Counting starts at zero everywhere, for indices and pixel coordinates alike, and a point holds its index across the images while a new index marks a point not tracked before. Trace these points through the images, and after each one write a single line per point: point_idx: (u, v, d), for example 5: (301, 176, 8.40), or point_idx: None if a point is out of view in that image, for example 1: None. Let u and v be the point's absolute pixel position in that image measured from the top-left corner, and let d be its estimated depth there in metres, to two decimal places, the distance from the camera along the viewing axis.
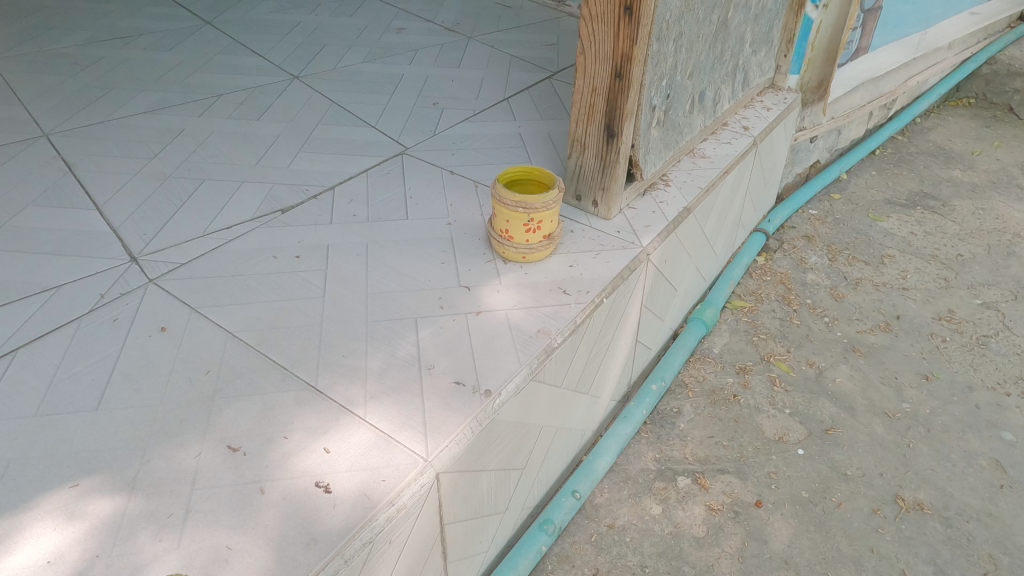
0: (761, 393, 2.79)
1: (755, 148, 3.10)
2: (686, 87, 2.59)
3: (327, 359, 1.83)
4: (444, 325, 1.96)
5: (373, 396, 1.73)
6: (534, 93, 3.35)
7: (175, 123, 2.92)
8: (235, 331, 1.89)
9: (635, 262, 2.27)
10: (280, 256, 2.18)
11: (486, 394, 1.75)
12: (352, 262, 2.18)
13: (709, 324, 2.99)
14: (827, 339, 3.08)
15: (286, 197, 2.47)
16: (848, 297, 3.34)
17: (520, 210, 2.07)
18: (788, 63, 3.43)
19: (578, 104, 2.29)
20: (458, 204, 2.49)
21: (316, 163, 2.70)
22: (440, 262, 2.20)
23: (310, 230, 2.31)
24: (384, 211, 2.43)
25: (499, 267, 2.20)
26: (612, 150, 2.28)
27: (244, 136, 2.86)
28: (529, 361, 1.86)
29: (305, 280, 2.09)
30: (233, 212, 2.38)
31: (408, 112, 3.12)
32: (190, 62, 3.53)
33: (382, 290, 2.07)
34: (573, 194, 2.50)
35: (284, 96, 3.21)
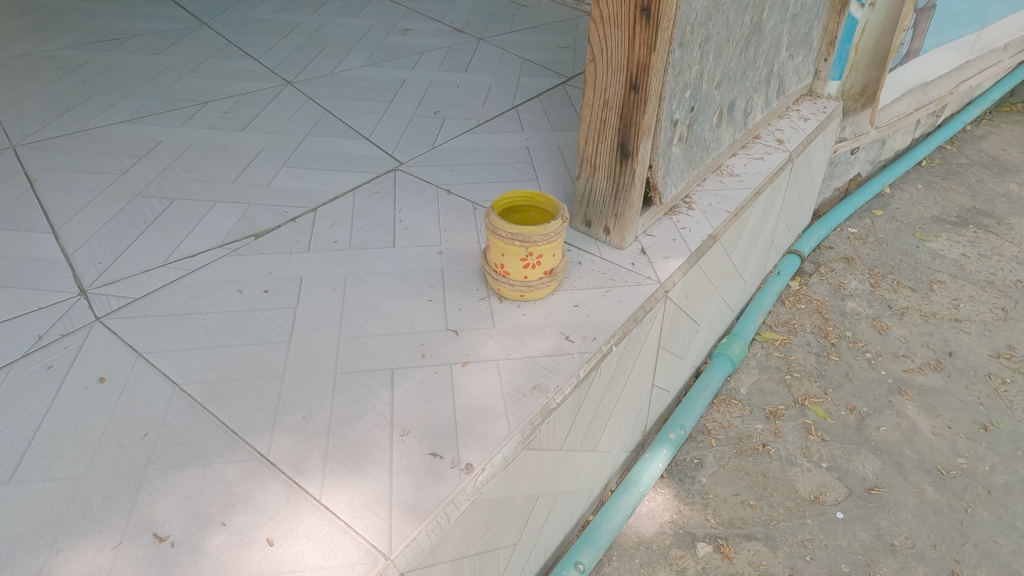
0: (795, 442, 2.48)
1: (791, 163, 2.77)
2: (713, 98, 2.28)
3: (284, 421, 1.57)
4: (423, 378, 1.69)
5: (334, 469, 1.46)
6: (546, 101, 3.07)
7: (153, 134, 2.69)
8: (183, 383, 1.64)
9: (651, 300, 1.98)
10: (247, 291, 1.93)
11: (467, 469, 1.47)
12: (326, 298, 1.92)
13: (736, 361, 2.69)
14: (869, 379, 2.75)
15: (262, 220, 2.22)
16: (893, 329, 3.00)
17: (517, 243, 1.79)
18: (828, 68, 3.12)
19: (587, 119, 1.99)
20: (453, 229, 2.22)
21: (299, 180, 2.45)
22: (426, 299, 1.93)
23: (284, 259, 2.06)
24: (368, 237, 2.17)
25: (493, 306, 1.92)
26: (627, 172, 1.99)
27: (225, 148, 2.62)
28: (521, 425, 1.58)
29: (270, 319, 1.84)
30: (200, 238, 2.13)
31: (406, 121, 2.86)
32: (180, 65, 3.31)
33: (356, 333, 1.81)
34: (582, 219, 2.21)
35: (274, 104, 2.96)
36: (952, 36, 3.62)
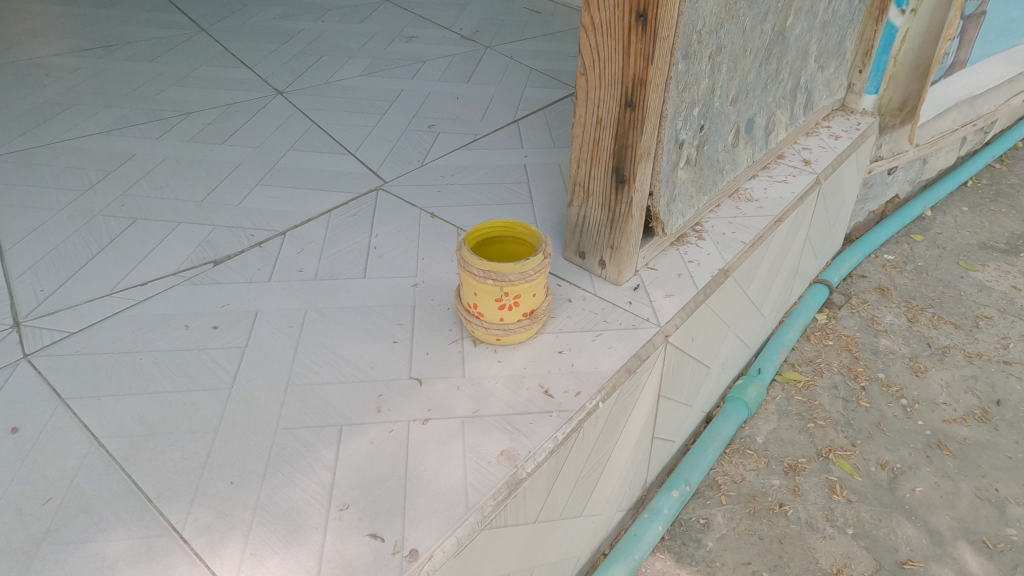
0: (816, 503, 2.20)
1: (818, 187, 2.50)
2: (728, 115, 2.03)
3: (208, 488, 1.36)
4: (375, 436, 1.47)
5: (255, 551, 1.25)
6: (550, 115, 2.84)
7: (127, 147, 2.53)
8: (102, 436, 1.45)
9: (648, 346, 1.73)
10: (193, 326, 1.74)
11: (410, 556, 1.24)
12: (280, 336, 1.72)
13: (752, 406, 2.42)
14: (904, 430, 2.45)
15: (225, 244, 2.04)
16: (933, 372, 2.68)
17: (490, 282, 1.56)
18: (864, 81, 2.83)
19: (578, 140, 1.76)
20: (432, 257, 2.01)
21: (272, 200, 2.26)
22: (391, 339, 1.72)
23: (241, 289, 1.87)
24: (337, 266, 1.97)
25: (466, 351, 1.69)
26: (623, 200, 1.74)
27: (200, 163, 2.45)
28: (481, 501, 1.34)
29: (213, 361, 1.64)
30: (154, 263, 1.95)
31: (397, 136, 2.66)
32: (171, 73, 3.17)
33: (307, 381, 1.60)
34: (575, 250, 1.97)
35: (260, 115, 2.79)
36: (1003, 46, 3.29)
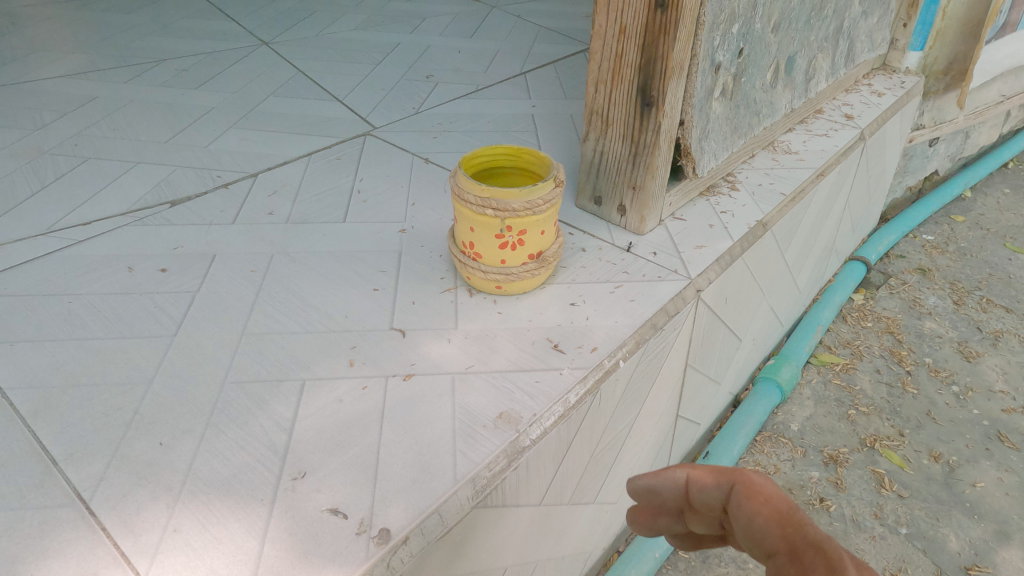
0: (863, 499, 1.91)
1: (862, 144, 2.22)
2: (769, 47, 1.76)
3: (130, 449, 1.08)
4: (345, 394, 1.19)
5: (180, 528, 0.97)
6: (560, 69, 2.57)
7: (90, 89, 2.28)
8: (8, 388, 1.18)
9: (677, 301, 1.45)
10: (137, 269, 1.47)
11: (379, 538, 0.96)
12: (240, 282, 1.45)
13: (786, 388, 2.14)
14: (958, 421, 2.16)
15: (186, 185, 1.77)
16: (986, 357, 2.39)
17: (489, 213, 1.28)
18: (908, 36, 2.56)
19: (598, 55, 1.49)
20: (424, 203, 1.74)
21: (244, 142, 1.99)
22: (371, 287, 1.44)
23: (200, 231, 1.60)
24: (313, 210, 1.70)
25: (460, 301, 1.42)
26: (649, 128, 1.47)
27: (169, 107, 2.19)
28: (473, 473, 1.06)
29: (156, 306, 1.37)
30: (102, 203, 1.68)
31: (391, 85, 2.40)
32: (149, 24, 2.91)
33: (267, 329, 1.33)
34: (590, 195, 1.70)
35: (241, 64, 2.53)
36: None
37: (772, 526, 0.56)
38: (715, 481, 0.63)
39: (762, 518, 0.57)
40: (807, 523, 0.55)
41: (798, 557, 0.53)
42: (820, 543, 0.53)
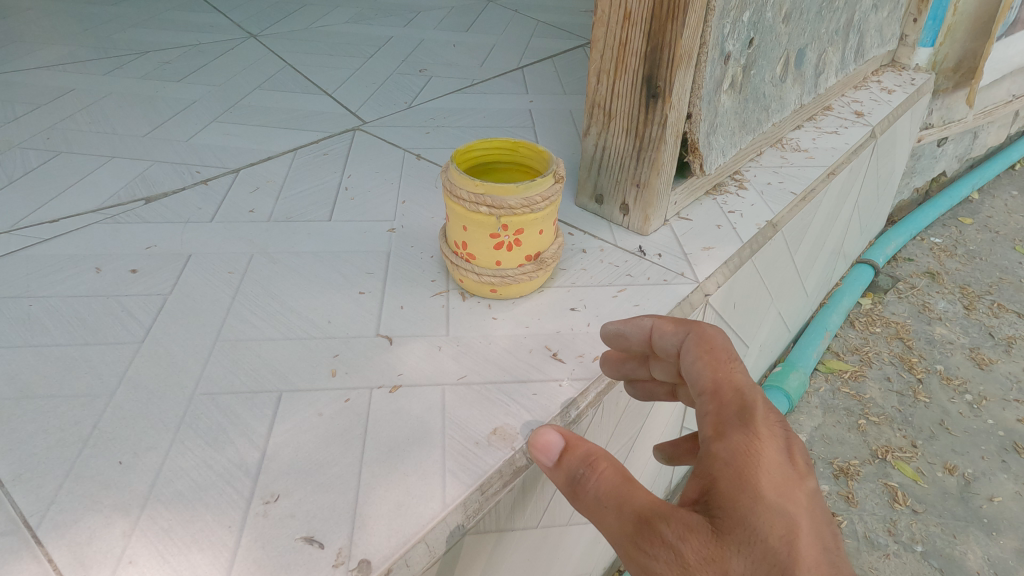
0: (875, 514, 1.82)
1: (873, 142, 2.14)
2: (779, 38, 1.67)
3: (86, 469, 0.98)
4: (325, 408, 1.09)
5: (136, 559, 0.87)
6: (559, 64, 2.48)
7: (67, 81, 2.18)
8: None
9: (684, 306, 1.36)
10: (106, 270, 1.37)
11: (358, 571, 0.86)
12: (216, 284, 1.35)
13: (794, 397, 2.05)
14: (972, 431, 2.07)
15: (163, 181, 1.67)
16: (999, 364, 2.31)
17: (484, 211, 1.19)
18: (919, 32, 2.48)
19: (600, 44, 1.39)
20: (415, 201, 1.64)
21: (227, 136, 1.89)
22: (357, 290, 1.35)
23: (175, 229, 1.50)
24: (297, 208, 1.60)
25: (452, 305, 1.32)
26: (655, 121, 1.38)
27: (150, 99, 2.09)
28: (464, 496, 0.96)
29: (124, 311, 1.27)
30: (71, 200, 1.58)
31: (382, 79, 2.30)
32: (132, 15, 2.81)
33: (243, 336, 1.23)
34: (591, 193, 1.61)
35: (227, 56, 2.43)
36: None
37: (708, 369, 0.72)
38: (672, 330, 0.81)
39: (701, 361, 0.73)
40: (733, 372, 0.71)
41: (719, 397, 0.69)
42: (744, 397, 0.68)
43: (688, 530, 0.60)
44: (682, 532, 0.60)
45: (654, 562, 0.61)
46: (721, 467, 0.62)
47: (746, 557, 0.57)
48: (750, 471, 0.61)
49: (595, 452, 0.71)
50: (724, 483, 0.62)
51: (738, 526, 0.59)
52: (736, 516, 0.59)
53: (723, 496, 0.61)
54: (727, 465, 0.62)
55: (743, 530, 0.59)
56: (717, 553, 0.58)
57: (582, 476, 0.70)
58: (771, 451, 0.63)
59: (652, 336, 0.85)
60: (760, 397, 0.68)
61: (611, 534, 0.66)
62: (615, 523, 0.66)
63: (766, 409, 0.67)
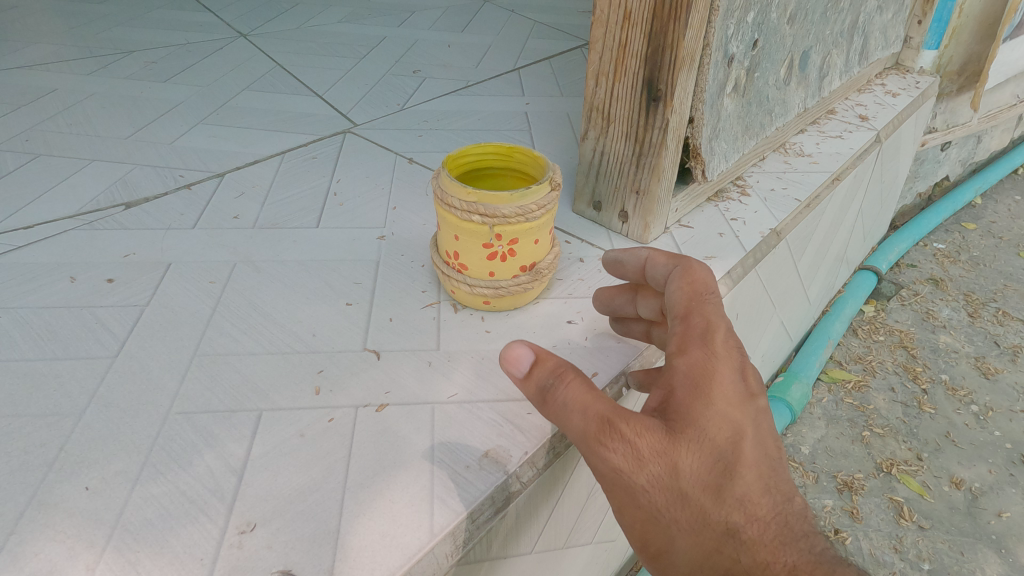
0: (881, 531, 1.77)
1: (878, 147, 2.08)
2: (783, 40, 1.62)
3: (51, 495, 0.92)
4: (308, 428, 1.03)
5: None
6: (556, 65, 2.43)
7: (50, 81, 2.12)
8: None
9: None
10: (80, 279, 1.31)
11: None
12: (196, 295, 1.29)
13: (796, 408, 2.00)
14: (979, 443, 2.02)
15: (145, 186, 1.61)
16: (1006, 374, 2.25)
17: (476, 220, 1.13)
18: (923, 33, 2.43)
19: (599, 44, 1.34)
20: (406, 206, 1.58)
21: (212, 139, 1.83)
22: (344, 301, 1.29)
23: (155, 236, 1.44)
24: (284, 213, 1.54)
25: (443, 318, 1.26)
26: (656, 126, 1.32)
27: (134, 100, 2.03)
28: (453, 525, 0.90)
29: (98, 323, 1.21)
30: (48, 205, 1.52)
31: (375, 80, 2.25)
32: (120, 13, 2.75)
33: (223, 350, 1.17)
34: (588, 200, 1.56)
35: (215, 56, 2.38)
36: None
37: (686, 295, 0.85)
38: (664, 262, 0.97)
39: (682, 287, 0.86)
40: (705, 301, 0.83)
41: (692, 320, 0.81)
42: (710, 320, 0.80)
43: (648, 431, 0.71)
44: (643, 432, 0.71)
45: (614, 455, 0.71)
46: (682, 379, 0.74)
47: (694, 453, 0.70)
48: (706, 382, 0.73)
49: (564, 364, 0.78)
50: (684, 390, 0.73)
51: (692, 429, 0.71)
52: (691, 417, 0.71)
53: (681, 403, 0.73)
54: (686, 378, 0.74)
55: (695, 428, 0.71)
56: (670, 448, 0.70)
57: (550, 386, 0.77)
58: (725, 368, 0.75)
59: (647, 266, 1.00)
60: (719, 322, 0.80)
61: (575, 433, 0.76)
62: (581, 425, 0.75)
63: (726, 332, 0.79)
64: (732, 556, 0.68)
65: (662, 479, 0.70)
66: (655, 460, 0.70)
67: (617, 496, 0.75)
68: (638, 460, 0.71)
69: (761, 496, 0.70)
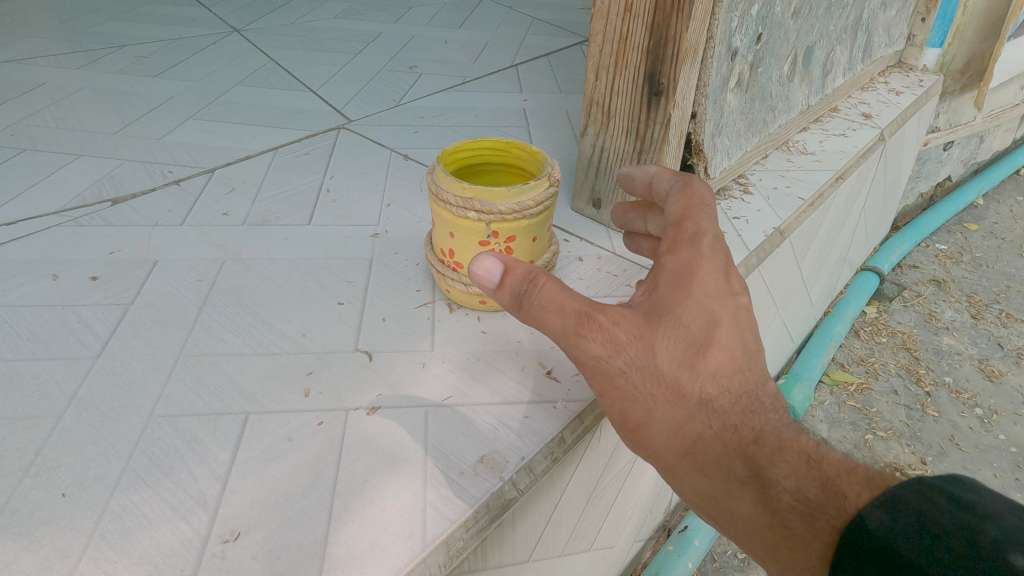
0: None
1: (882, 145, 2.05)
2: (787, 35, 1.58)
3: (26, 502, 0.88)
4: (296, 432, 0.99)
5: None
6: (555, 62, 2.39)
7: (38, 75, 2.07)
8: None
9: None
10: (63, 277, 1.26)
11: None
12: (183, 293, 1.25)
13: (799, 410, 1.97)
14: (983, 447, 1.98)
15: (132, 181, 1.57)
16: (1010, 377, 2.22)
17: (472, 216, 1.09)
18: (926, 32, 2.40)
19: (599, 37, 1.30)
20: (400, 203, 1.54)
21: (203, 134, 1.79)
22: (336, 301, 1.25)
23: (142, 233, 1.40)
24: (275, 210, 1.50)
25: (438, 318, 1.22)
26: (657, 121, 1.28)
27: (124, 95, 1.99)
28: (446, 534, 0.86)
29: (80, 322, 1.17)
30: (32, 200, 1.48)
31: (370, 75, 2.21)
32: (112, 7, 2.71)
33: (209, 351, 1.13)
34: (588, 197, 1.52)
35: (208, 51, 2.34)
36: None
37: (682, 204, 0.85)
38: (670, 176, 0.93)
39: (679, 197, 0.86)
40: (700, 208, 0.83)
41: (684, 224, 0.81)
42: (701, 224, 0.81)
43: (623, 319, 0.75)
44: (619, 320, 0.75)
45: (593, 343, 0.75)
46: (666, 274, 0.76)
47: (670, 338, 0.73)
48: (690, 275, 0.75)
49: (535, 270, 0.80)
50: (668, 282, 0.76)
51: (670, 315, 0.73)
52: (671, 304, 0.74)
53: (661, 295, 0.75)
54: (669, 272, 0.76)
55: (674, 313, 0.73)
56: (647, 332, 0.73)
57: (527, 291, 0.79)
58: (709, 267, 0.76)
59: (653, 181, 0.95)
60: (712, 227, 0.80)
61: (555, 332, 0.79)
62: (559, 323, 0.78)
63: (715, 233, 0.79)
64: (704, 428, 0.70)
65: (638, 362, 0.74)
66: (631, 344, 0.74)
67: (598, 384, 0.78)
68: (616, 344, 0.75)
69: (735, 375, 0.72)
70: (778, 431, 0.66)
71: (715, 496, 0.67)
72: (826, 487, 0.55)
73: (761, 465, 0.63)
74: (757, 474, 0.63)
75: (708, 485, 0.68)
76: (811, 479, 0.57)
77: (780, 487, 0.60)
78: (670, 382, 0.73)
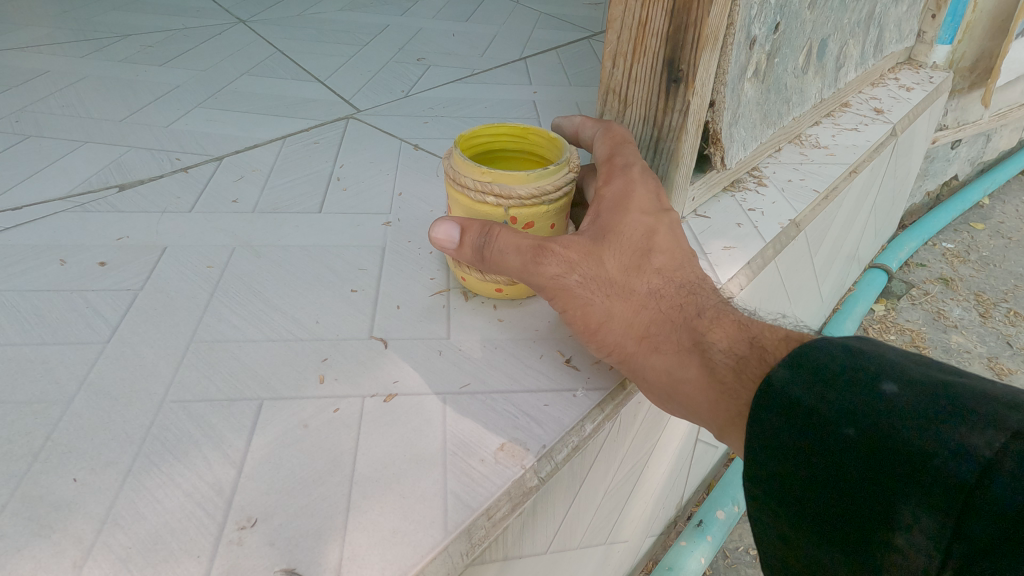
0: None
1: (894, 141, 2.04)
2: (803, 25, 1.57)
3: (36, 487, 0.86)
4: (312, 418, 0.97)
5: None
6: (563, 55, 2.37)
7: (42, 63, 2.05)
8: None
9: None
10: (70, 262, 1.24)
11: None
12: (192, 279, 1.22)
13: None
14: None
15: (139, 168, 1.55)
16: (1019, 375, 2.20)
17: (490, 201, 1.07)
18: (936, 28, 2.38)
19: (618, 23, 1.25)
20: (412, 192, 1.53)
21: (210, 123, 1.77)
22: (349, 288, 1.22)
23: (150, 220, 1.38)
24: (285, 198, 1.48)
25: (453, 306, 1.20)
26: (676, 109, 1.27)
27: (130, 83, 1.96)
28: (469, 522, 0.84)
29: (89, 307, 1.14)
30: (38, 186, 1.46)
31: (378, 67, 2.19)
32: None
33: (221, 337, 1.10)
34: None
35: (214, 41, 2.31)
36: None
37: (607, 147, 1.09)
38: (593, 125, 1.18)
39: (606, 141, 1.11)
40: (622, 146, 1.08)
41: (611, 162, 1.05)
42: (624, 160, 1.05)
43: (573, 243, 0.94)
44: (570, 245, 0.94)
45: (552, 266, 0.93)
46: (607, 204, 1.00)
47: (615, 250, 0.95)
48: (624, 201, 0.99)
49: (486, 223, 0.95)
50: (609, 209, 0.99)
51: (614, 234, 0.96)
52: (614, 224, 0.97)
53: (605, 221, 0.98)
54: (610, 204, 0.99)
55: (617, 230, 0.97)
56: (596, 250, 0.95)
57: (485, 242, 0.94)
58: (638, 191, 1.00)
59: (580, 131, 1.19)
60: (635, 164, 1.05)
61: (513, 269, 0.94)
62: (517, 261, 0.94)
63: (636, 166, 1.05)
64: (651, 315, 0.92)
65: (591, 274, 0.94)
66: (583, 261, 0.94)
67: (556, 302, 0.96)
68: (569, 264, 0.94)
69: (666, 272, 0.96)
70: (711, 310, 0.90)
71: (669, 368, 0.88)
72: (753, 344, 0.80)
73: (700, 334, 0.87)
74: (700, 338, 0.87)
75: (662, 359, 0.89)
76: (739, 340, 0.82)
77: (717, 348, 0.83)
78: (620, 285, 0.95)
